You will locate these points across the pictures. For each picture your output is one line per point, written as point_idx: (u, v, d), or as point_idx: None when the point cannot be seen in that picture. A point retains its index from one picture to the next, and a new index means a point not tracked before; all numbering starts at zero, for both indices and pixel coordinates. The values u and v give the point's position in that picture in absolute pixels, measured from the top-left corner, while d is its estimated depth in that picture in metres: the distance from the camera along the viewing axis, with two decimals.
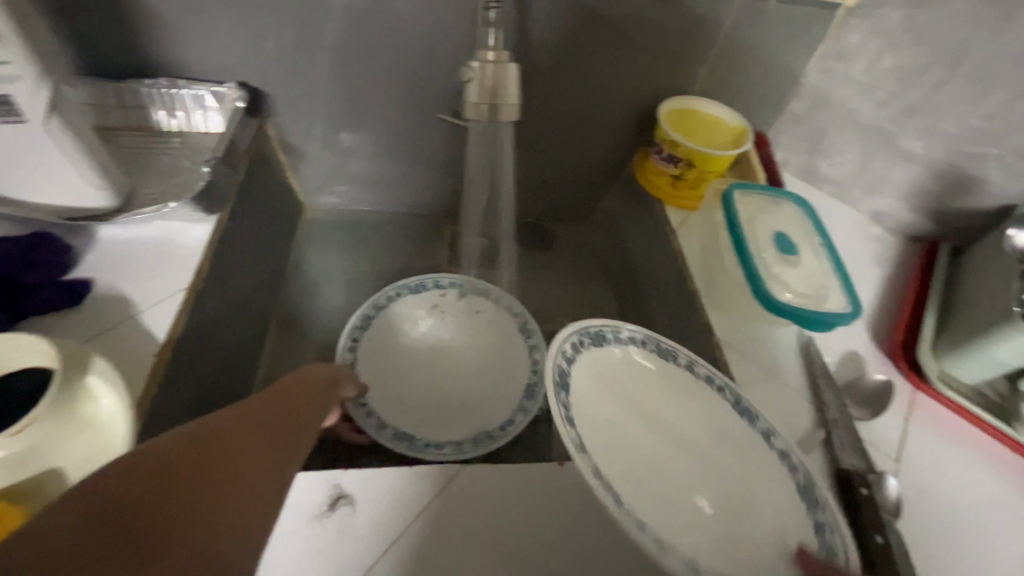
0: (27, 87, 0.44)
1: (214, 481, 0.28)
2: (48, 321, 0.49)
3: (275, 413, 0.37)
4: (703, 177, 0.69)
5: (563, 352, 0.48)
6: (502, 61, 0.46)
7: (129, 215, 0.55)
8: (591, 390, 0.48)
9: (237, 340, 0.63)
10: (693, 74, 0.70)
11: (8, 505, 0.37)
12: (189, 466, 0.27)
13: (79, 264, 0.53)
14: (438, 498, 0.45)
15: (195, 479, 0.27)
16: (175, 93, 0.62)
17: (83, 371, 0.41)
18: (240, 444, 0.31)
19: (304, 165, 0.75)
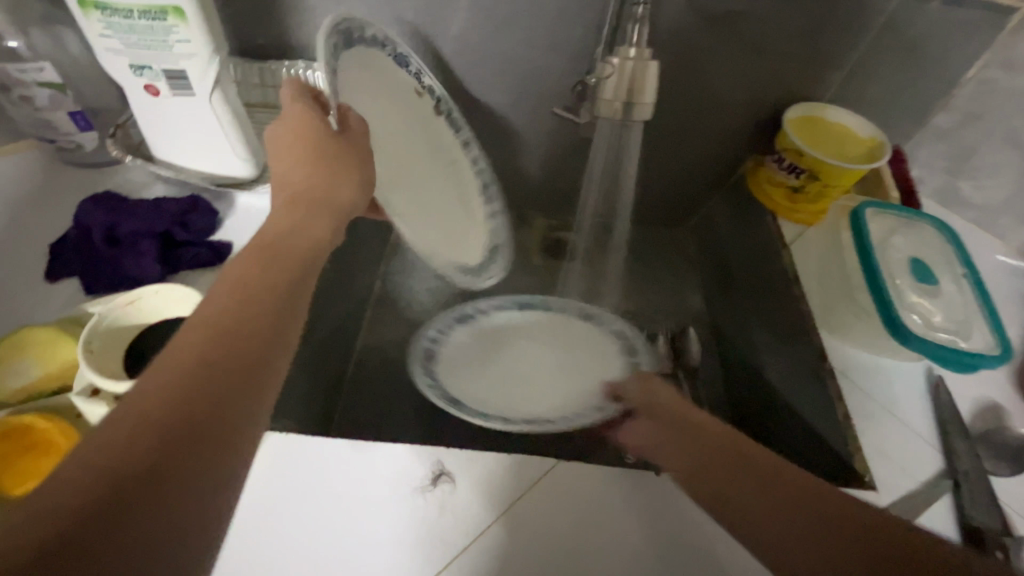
0: (200, 63, 0.48)
1: (179, 456, 0.23)
2: (193, 277, 0.53)
3: (256, 287, 0.31)
4: (827, 191, 0.64)
5: (427, 335, 0.61)
6: (643, 58, 0.48)
7: (268, 186, 0.59)
8: (480, 370, 0.61)
9: (343, 311, 0.66)
10: (826, 80, 0.65)
11: None
12: (182, 424, 0.24)
13: (221, 227, 0.57)
14: (534, 488, 0.45)
15: (183, 440, 0.24)
16: (310, 74, 0.66)
17: None
18: (219, 383, 0.26)
19: None
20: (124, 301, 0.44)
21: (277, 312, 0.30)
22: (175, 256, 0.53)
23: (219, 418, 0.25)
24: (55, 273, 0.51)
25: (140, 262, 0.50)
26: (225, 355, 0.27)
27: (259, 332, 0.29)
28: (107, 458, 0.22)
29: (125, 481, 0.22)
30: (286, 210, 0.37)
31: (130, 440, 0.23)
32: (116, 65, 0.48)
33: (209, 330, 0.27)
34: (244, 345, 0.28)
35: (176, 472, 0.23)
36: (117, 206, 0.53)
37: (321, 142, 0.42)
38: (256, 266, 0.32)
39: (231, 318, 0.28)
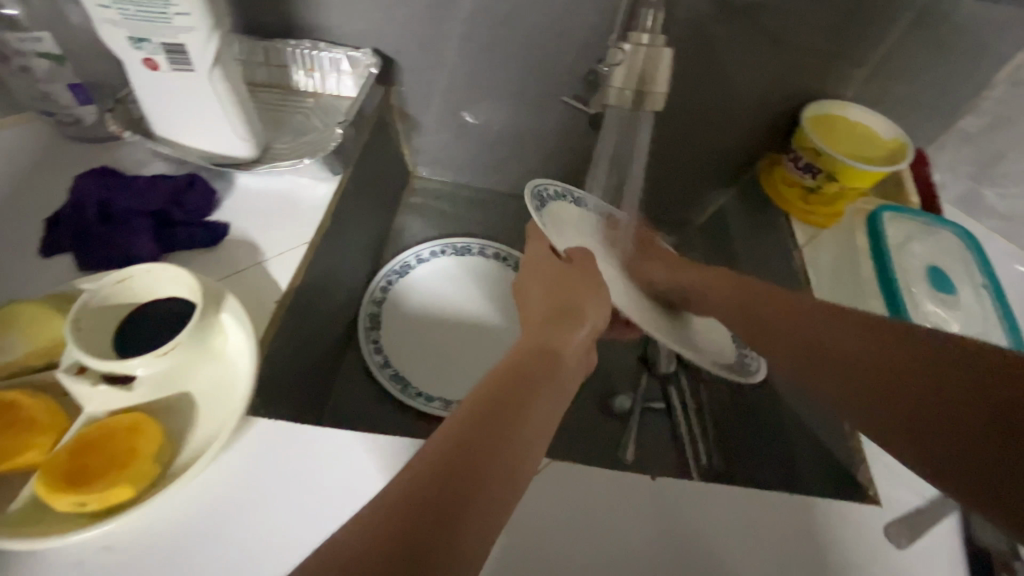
0: (199, 37, 0.47)
1: (455, 503, 0.27)
2: (187, 258, 0.53)
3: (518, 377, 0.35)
4: (844, 194, 0.62)
5: (373, 299, 0.69)
6: (656, 45, 0.46)
7: (267, 165, 0.58)
8: (415, 333, 0.69)
9: (341, 297, 0.65)
10: (849, 76, 0.63)
11: (147, 420, 0.39)
12: (434, 495, 0.27)
13: (219, 208, 0.56)
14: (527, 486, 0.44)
15: (453, 495, 0.27)
16: (315, 55, 0.65)
17: (218, 307, 0.45)
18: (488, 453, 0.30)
19: (418, 135, 0.77)
20: (116, 279, 0.43)
21: (522, 425, 0.32)
22: (171, 235, 0.52)
23: (475, 486, 0.28)
24: (47, 249, 0.50)
25: (135, 241, 0.49)
26: (452, 472, 0.28)
27: (523, 433, 0.32)
28: (404, 493, 0.27)
29: (408, 507, 0.26)
30: (542, 327, 0.42)
31: (363, 539, 0.25)
32: (114, 37, 0.46)
33: (448, 448, 0.29)
34: (472, 463, 0.29)
35: (452, 509, 0.27)
36: (113, 184, 0.52)
37: (562, 275, 0.46)
38: (498, 394, 0.33)
39: (470, 442, 0.30)
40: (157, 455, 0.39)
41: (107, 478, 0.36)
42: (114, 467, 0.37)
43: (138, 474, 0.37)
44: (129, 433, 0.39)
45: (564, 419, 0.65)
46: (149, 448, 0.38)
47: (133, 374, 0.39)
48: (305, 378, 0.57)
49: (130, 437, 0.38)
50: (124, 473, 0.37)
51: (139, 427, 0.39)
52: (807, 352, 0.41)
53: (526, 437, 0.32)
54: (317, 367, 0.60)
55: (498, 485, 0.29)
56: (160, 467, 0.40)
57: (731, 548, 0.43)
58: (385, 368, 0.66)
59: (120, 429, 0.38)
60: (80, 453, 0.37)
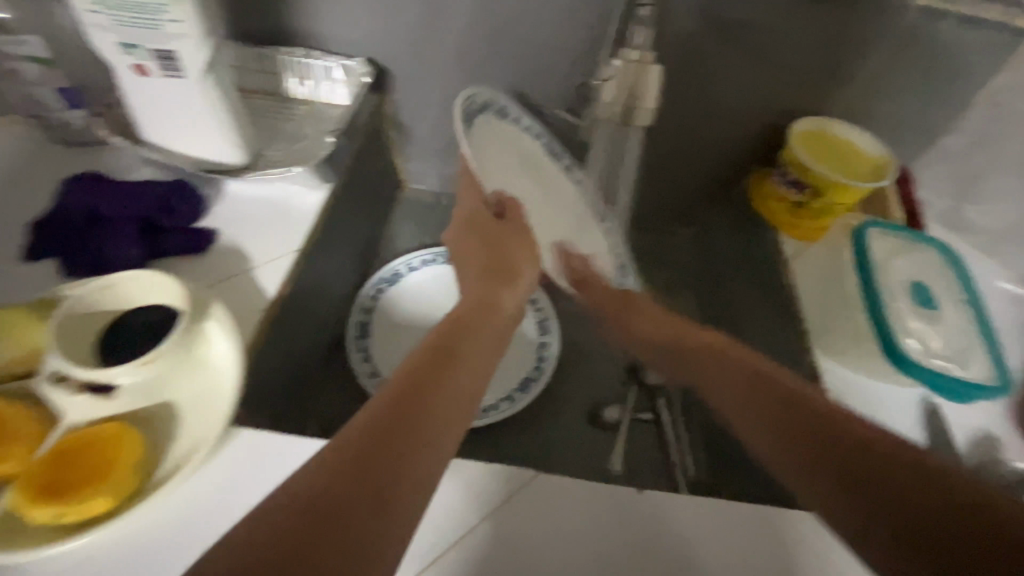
0: (191, 44, 0.46)
1: (368, 474, 0.30)
2: (174, 264, 0.52)
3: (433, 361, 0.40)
4: (830, 209, 0.63)
5: (362, 307, 0.69)
6: (645, 62, 0.46)
7: (257, 172, 0.58)
8: (404, 342, 0.69)
9: (331, 305, 0.65)
10: (835, 94, 0.64)
11: (128, 429, 0.39)
12: (349, 468, 0.30)
13: (207, 214, 0.56)
14: (511, 497, 0.44)
15: (367, 465, 0.31)
16: (309, 63, 0.65)
17: (204, 315, 0.44)
18: (398, 425, 0.33)
19: (411, 144, 0.77)
20: (100, 286, 0.42)
21: (436, 403, 0.36)
22: (158, 241, 0.52)
23: (386, 458, 0.31)
24: (31, 253, 0.49)
25: (121, 246, 0.49)
26: (398, 413, 0.34)
27: (435, 408, 0.36)
28: (316, 471, 0.30)
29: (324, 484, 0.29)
30: (480, 288, 0.51)
31: (330, 468, 0.30)
32: (104, 43, 0.46)
33: (394, 393, 0.36)
34: (416, 404, 0.35)
35: (363, 478, 0.30)
36: (101, 188, 0.52)
37: (493, 236, 0.53)
38: (434, 352, 0.41)
39: (413, 391, 0.36)
40: (138, 465, 0.38)
41: (86, 488, 0.36)
42: (93, 477, 0.36)
43: (118, 485, 0.37)
44: (109, 443, 0.38)
45: (552, 429, 0.65)
46: (130, 458, 0.38)
47: (114, 383, 0.39)
48: (292, 386, 0.57)
49: (111, 446, 0.38)
50: (103, 483, 0.36)
51: (120, 436, 0.38)
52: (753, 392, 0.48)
53: (458, 383, 0.39)
54: (304, 376, 0.60)
55: (429, 436, 0.34)
56: (140, 477, 0.39)
57: (713, 563, 0.43)
58: (373, 377, 0.65)
59: (100, 438, 0.38)
60: (59, 462, 0.36)
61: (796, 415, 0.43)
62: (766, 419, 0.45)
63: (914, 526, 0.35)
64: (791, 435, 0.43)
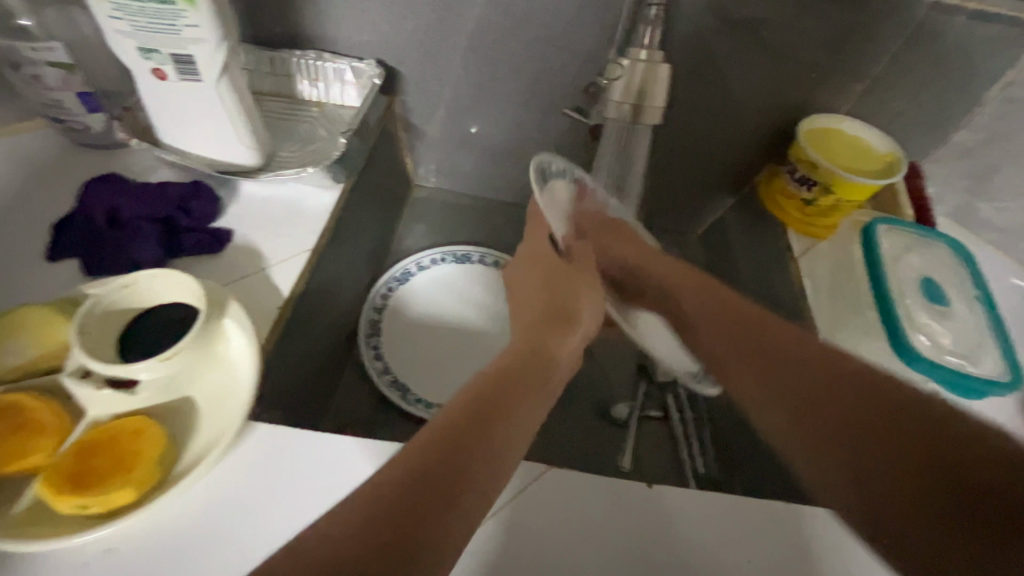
0: (209, 49, 0.48)
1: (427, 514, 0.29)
2: (192, 263, 0.53)
3: (497, 387, 0.37)
4: (839, 206, 0.63)
5: (374, 305, 0.70)
6: (654, 61, 0.47)
7: (271, 173, 0.59)
8: (415, 339, 0.70)
9: (343, 303, 0.66)
10: (844, 91, 0.64)
11: (150, 424, 0.40)
12: (410, 505, 0.29)
13: (223, 214, 0.57)
14: (522, 493, 0.44)
15: (427, 504, 0.29)
16: (320, 65, 0.66)
17: (221, 312, 0.45)
18: (460, 463, 0.32)
19: (421, 144, 0.78)
20: (121, 285, 0.44)
21: (500, 437, 0.34)
22: (176, 241, 0.53)
23: (443, 496, 0.30)
24: (54, 253, 0.50)
25: (141, 246, 0.50)
26: (460, 441, 0.33)
27: (499, 442, 0.34)
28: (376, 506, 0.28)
29: (382, 520, 0.28)
30: (540, 314, 0.47)
31: (388, 493, 0.29)
32: (125, 48, 0.47)
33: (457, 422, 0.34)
34: (479, 430, 0.34)
35: (422, 518, 0.29)
36: (120, 190, 0.53)
37: (557, 271, 0.50)
38: (499, 377, 0.38)
39: (479, 419, 0.34)
40: (160, 458, 0.39)
41: (110, 481, 0.37)
42: (117, 470, 0.37)
43: (142, 477, 0.38)
44: (132, 437, 0.39)
45: (562, 425, 0.66)
46: (152, 451, 0.39)
47: (137, 378, 0.40)
48: (306, 382, 0.58)
49: (134, 441, 0.39)
50: (127, 476, 0.37)
51: (142, 430, 0.40)
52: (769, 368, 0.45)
53: (524, 413, 0.37)
54: (319, 373, 0.61)
55: (486, 471, 0.32)
56: (162, 470, 0.40)
57: (724, 557, 0.43)
58: (384, 374, 0.66)
59: (123, 432, 0.39)
60: (84, 456, 0.37)
61: (831, 411, 0.39)
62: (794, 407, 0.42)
63: (961, 517, 0.32)
64: (834, 416, 0.39)
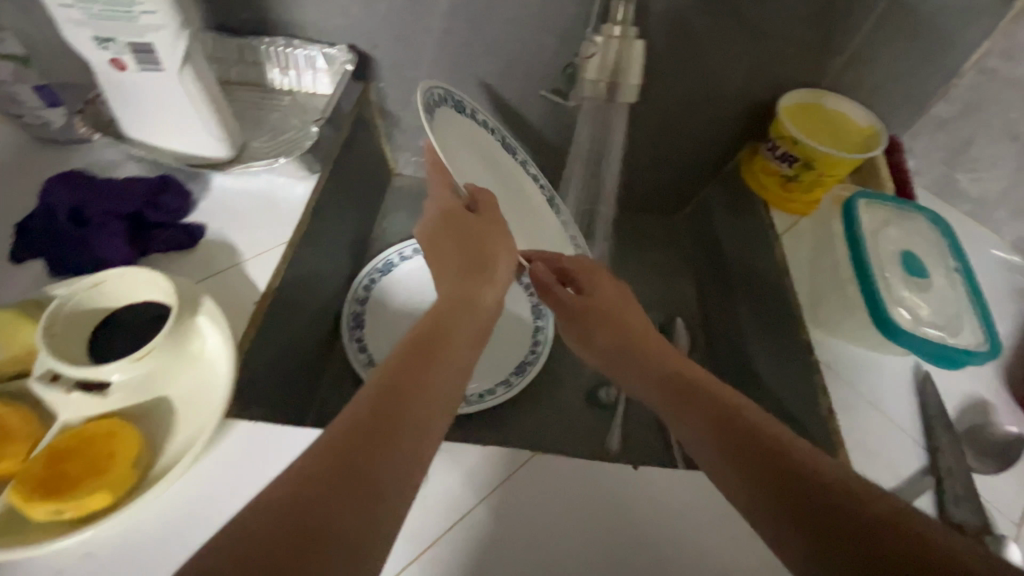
0: (167, 36, 0.46)
1: (353, 493, 0.28)
2: (162, 260, 0.52)
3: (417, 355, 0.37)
4: (821, 181, 0.63)
5: (357, 297, 0.69)
6: (627, 38, 0.46)
7: (242, 165, 0.57)
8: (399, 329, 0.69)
9: (324, 296, 0.64)
10: (823, 65, 0.63)
11: (124, 426, 0.39)
12: (332, 484, 0.28)
13: (194, 209, 0.56)
14: (510, 479, 0.44)
15: (349, 482, 0.28)
16: (290, 52, 0.64)
17: (194, 310, 0.44)
18: (386, 439, 0.31)
19: (399, 131, 0.76)
20: (89, 284, 0.42)
21: (422, 406, 0.34)
22: (145, 238, 0.51)
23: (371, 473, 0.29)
24: (17, 255, 0.49)
25: (107, 243, 0.48)
26: (369, 431, 0.31)
27: (422, 409, 0.34)
28: (291, 487, 0.27)
29: (302, 502, 0.27)
30: (458, 286, 0.45)
31: (291, 494, 0.27)
32: (79, 37, 0.45)
33: (361, 412, 0.32)
34: (391, 413, 0.32)
35: (347, 497, 0.28)
36: (82, 184, 0.51)
37: (470, 228, 0.48)
38: (407, 356, 0.36)
39: (387, 406, 0.32)
40: (135, 461, 0.38)
41: (83, 485, 0.36)
42: (91, 474, 0.37)
43: (117, 481, 0.37)
44: (106, 440, 0.38)
45: (550, 411, 0.65)
46: (127, 453, 0.38)
47: (109, 380, 0.39)
48: (288, 378, 0.57)
49: (108, 442, 0.38)
50: (102, 479, 0.37)
51: (117, 433, 0.39)
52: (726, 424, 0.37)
53: (440, 387, 0.36)
54: (301, 368, 0.60)
55: (412, 443, 0.32)
56: (139, 471, 0.39)
57: (710, 538, 0.43)
58: (369, 366, 0.65)
59: (96, 436, 0.38)
60: (55, 461, 0.36)
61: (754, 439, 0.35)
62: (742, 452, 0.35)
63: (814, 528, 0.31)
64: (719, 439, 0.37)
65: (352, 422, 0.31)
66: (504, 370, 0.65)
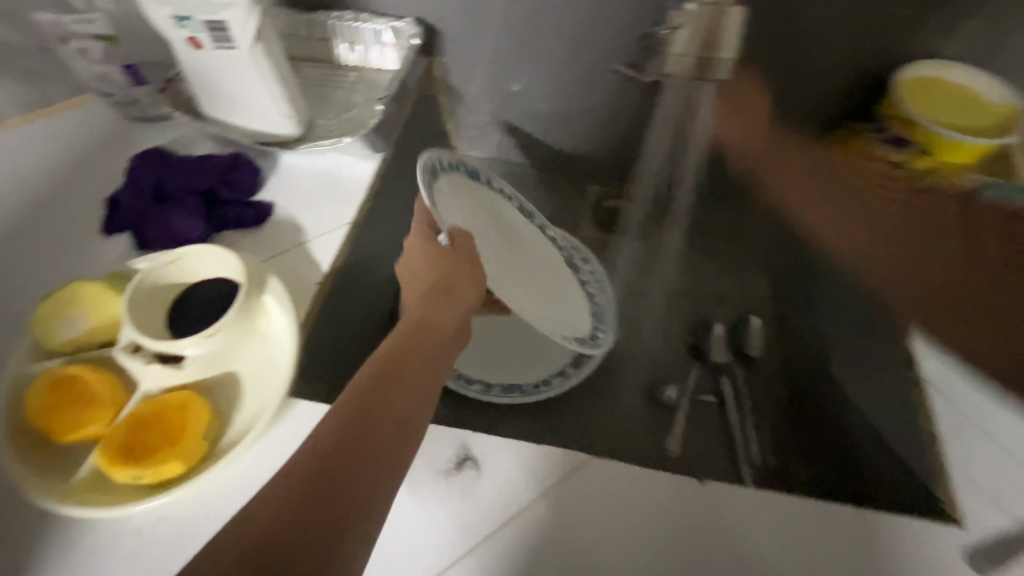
0: (239, 13, 0.46)
1: (309, 531, 0.28)
2: (233, 236, 0.53)
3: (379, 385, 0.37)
4: (937, 171, 0.55)
5: None
6: (722, 4, 0.41)
7: (309, 144, 0.57)
8: None
9: (384, 275, 0.65)
10: (955, 31, 0.54)
11: (195, 399, 0.41)
12: (294, 516, 0.29)
13: (264, 187, 0.57)
14: (562, 483, 0.42)
15: (309, 515, 0.29)
16: (358, 26, 0.63)
17: (261, 289, 0.46)
18: (345, 472, 0.31)
19: (462, 108, 0.74)
20: (166, 261, 0.45)
21: (383, 436, 0.34)
22: (218, 215, 0.53)
23: (329, 505, 0.30)
24: (108, 227, 0.52)
25: (184, 220, 0.50)
26: (328, 460, 0.31)
27: (383, 439, 0.34)
28: (247, 526, 0.28)
29: (263, 537, 0.28)
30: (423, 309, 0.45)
31: (257, 529, 0.28)
32: (158, 15, 0.46)
33: (317, 445, 0.32)
34: (347, 449, 0.32)
35: (305, 531, 0.28)
36: (163, 162, 0.53)
37: (437, 257, 0.46)
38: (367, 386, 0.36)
39: (345, 439, 0.33)
40: (204, 433, 0.40)
41: (159, 454, 0.38)
42: (167, 443, 0.39)
43: (189, 452, 0.39)
44: (179, 411, 0.40)
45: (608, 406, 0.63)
46: (198, 426, 0.40)
47: (182, 355, 0.41)
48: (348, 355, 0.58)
49: (180, 413, 0.40)
50: (175, 449, 0.39)
51: (189, 405, 0.41)
52: (974, 303, 0.54)
53: (402, 411, 0.36)
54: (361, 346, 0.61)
55: (375, 470, 0.33)
56: (209, 443, 0.41)
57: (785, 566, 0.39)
58: None
59: (170, 407, 0.40)
60: (135, 428, 0.39)
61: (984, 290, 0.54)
62: (970, 310, 0.53)
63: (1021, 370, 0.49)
64: (977, 287, 0.55)
65: (312, 455, 0.32)
66: (553, 366, 0.61)
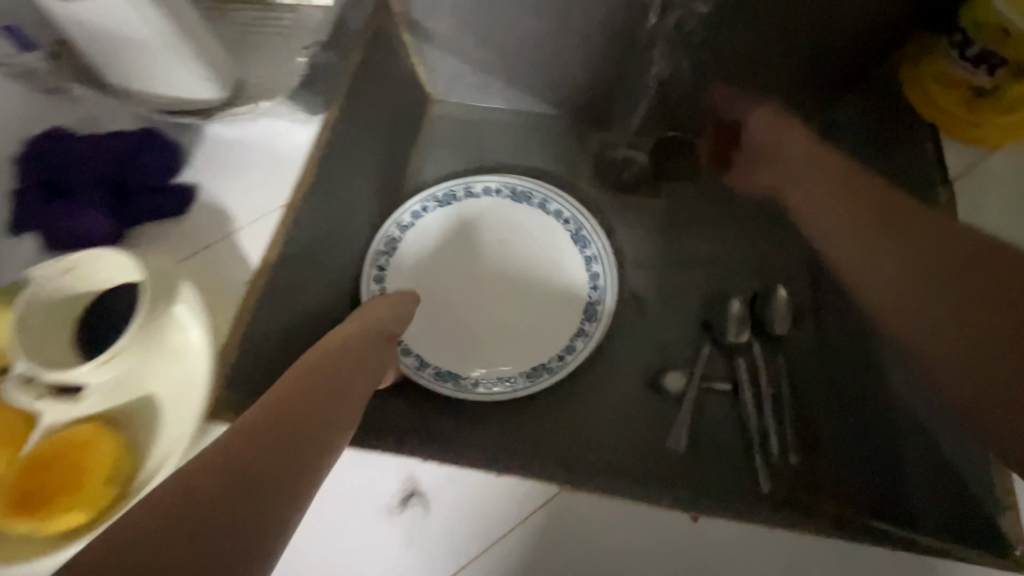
0: None
1: (214, 506, 0.28)
2: (154, 229, 0.46)
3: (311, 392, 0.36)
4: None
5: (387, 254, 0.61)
6: None
7: (229, 114, 0.48)
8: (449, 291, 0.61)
9: (346, 257, 0.57)
10: None
11: (101, 433, 0.37)
12: (214, 490, 0.29)
13: (186, 166, 0.48)
14: (526, 524, 0.36)
15: (227, 494, 0.29)
16: None
17: (170, 300, 0.39)
18: (263, 460, 0.31)
19: (431, 48, 0.61)
20: (59, 270, 0.38)
21: (310, 438, 0.34)
22: (131, 206, 0.45)
23: (243, 486, 0.29)
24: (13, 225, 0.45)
25: (89, 215, 0.43)
26: (252, 442, 0.31)
27: (304, 440, 0.33)
28: (167, 495, 0.29)
29: (175, 508, 0.28)
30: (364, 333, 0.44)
31: (176, 496, 0.28)
32: None
33: (247, 428, 0.32)
34: (270, 439, 0.32)
35: (215, 507, 0.28)
36: (61, 145, 0.45)
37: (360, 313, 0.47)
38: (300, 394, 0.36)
39: (268, 434, 0.32)
40: (110, 475, 0.36)
41: (56, 503, 0.34)
42: (64, 490, 0.34)
43: (90, 499, 0.34)
44: (80, 450, 0.36)
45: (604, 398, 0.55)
46: (102, 467, 0.36)
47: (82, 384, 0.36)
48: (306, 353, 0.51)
49: (80, 453, 0.35)
50: (73, 497, 0.34)
51: (93, 442, 0.36)
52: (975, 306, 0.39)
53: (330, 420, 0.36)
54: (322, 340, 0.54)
55: (294, 467, 0.32)
56: (119, 483, 0.36)
57: None
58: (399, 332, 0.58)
59: (69, 446, 0.35)
60: (27, 475, 0.34)
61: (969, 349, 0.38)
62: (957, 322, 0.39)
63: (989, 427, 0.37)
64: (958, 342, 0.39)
65: (242, 435, 0.32)
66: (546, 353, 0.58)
